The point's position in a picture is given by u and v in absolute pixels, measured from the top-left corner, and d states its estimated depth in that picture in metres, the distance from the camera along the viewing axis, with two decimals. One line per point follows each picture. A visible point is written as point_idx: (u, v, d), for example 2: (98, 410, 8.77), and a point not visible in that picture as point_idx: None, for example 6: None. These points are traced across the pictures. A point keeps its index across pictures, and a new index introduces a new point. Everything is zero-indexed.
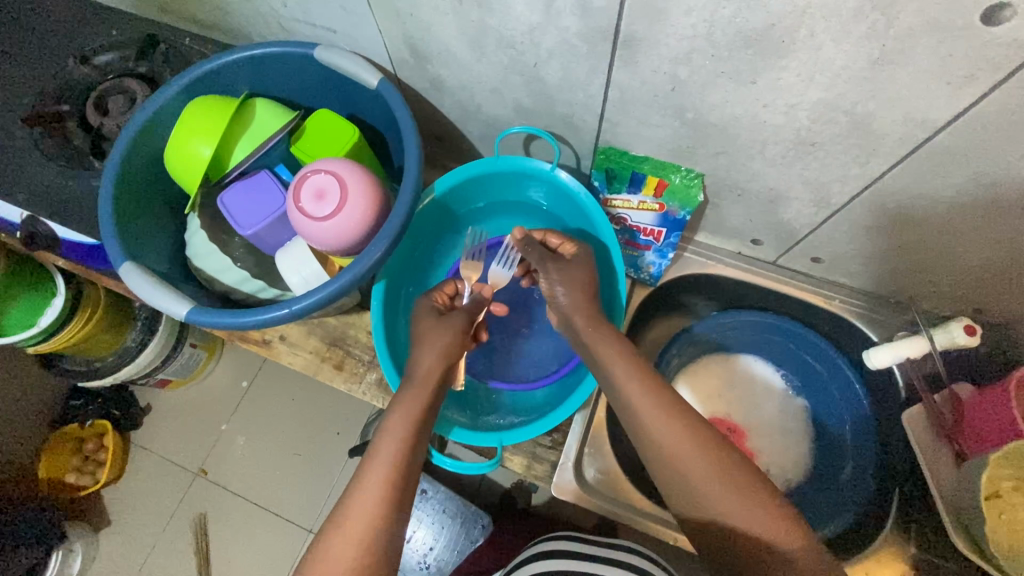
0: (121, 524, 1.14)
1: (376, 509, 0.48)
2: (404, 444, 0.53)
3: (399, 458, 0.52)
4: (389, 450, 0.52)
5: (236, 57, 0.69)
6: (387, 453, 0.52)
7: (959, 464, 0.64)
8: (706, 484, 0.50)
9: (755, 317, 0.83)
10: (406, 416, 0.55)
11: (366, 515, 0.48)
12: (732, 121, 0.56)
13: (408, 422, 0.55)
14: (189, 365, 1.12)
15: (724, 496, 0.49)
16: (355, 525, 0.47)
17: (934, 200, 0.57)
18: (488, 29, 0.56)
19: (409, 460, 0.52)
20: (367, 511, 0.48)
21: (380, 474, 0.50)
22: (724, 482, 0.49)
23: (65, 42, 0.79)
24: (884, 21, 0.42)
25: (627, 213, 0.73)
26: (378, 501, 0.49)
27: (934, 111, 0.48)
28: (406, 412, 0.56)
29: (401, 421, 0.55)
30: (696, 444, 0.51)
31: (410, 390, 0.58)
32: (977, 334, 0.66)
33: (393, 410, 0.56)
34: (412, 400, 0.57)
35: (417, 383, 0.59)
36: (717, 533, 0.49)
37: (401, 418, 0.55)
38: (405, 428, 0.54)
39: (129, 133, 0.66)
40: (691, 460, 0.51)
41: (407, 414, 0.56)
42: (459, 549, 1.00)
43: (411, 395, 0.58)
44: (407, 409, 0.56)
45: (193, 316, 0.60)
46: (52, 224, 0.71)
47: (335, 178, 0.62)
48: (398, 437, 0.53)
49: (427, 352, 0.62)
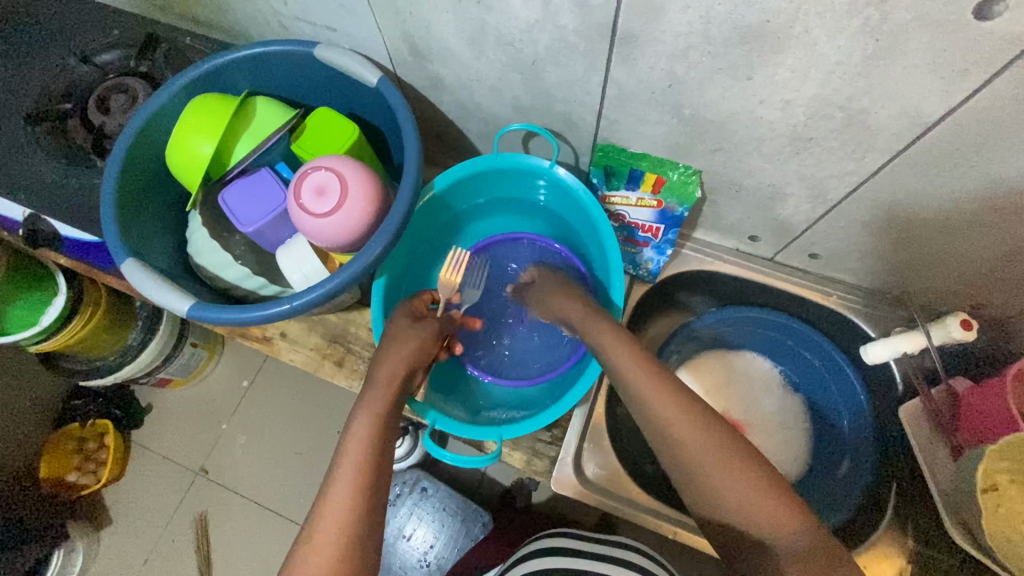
0: (122, 523, 1.15)
1: (349, 513, 0.48)
2: (369, 445, 0.52)
3: (365, 459, 0.51)
4: (355, 452, 0.52)
5: (236, 55, 0.69)
6: (352, 456, 0.52)
7: (957, 458, 0.65)
8: (710, 473, 0.50)
9: (755, 313, 0.83)
10: (369, 420, 0.54)
11: (342, 518, 0.48)
12: (728, 118, 0.57)
13: (370, 423, 0.54)
14: (190, 364, 1.13)
15: (731, 485, 0.49)
16: (330, 531, 0.47)
17: (930, 195, 0.57)
18: (486, 27, 0.56)
19: (376, 460, 0.52)
20: (340, 516, 0.48)
21: (348, 479, 0.50)
22: (726, 472, 0.50)
23: (65, 42, 0.80)
24: (878, 16, 0.42)
25: (625, 210, 0.74)
26: (351, 505, 0.49)
27: (928, 106, 0.48)
28: (368, 412, 0.55)
29: (364, 423, 0.54)
30: (692, 434, 0.52)
31: (371, 390, 0.57)
32: (973, 330, 0.67)
33: (356, 412, 0.55)
34: (374, 400, 0.56)
35: (377, 383, 0.58)
36: (723, 525, 0.50)
37: (363, 419, 0.54)
38: (369, 429, 0.53)
39: (131, 132, 0.67)
40: (695, 451, 0.51)
41: (370, 414, 0.55)
42: (459, 546, 1.00)
43: (373, 395, 0.57)
44: (368, 410, 0.55)
45: (193, 312, 0.61)
46: (54, 223, 0.72)
47: (335, 175, 0.62)
48: (361, 438, 0.53)
49: (389, 353, 0.61)
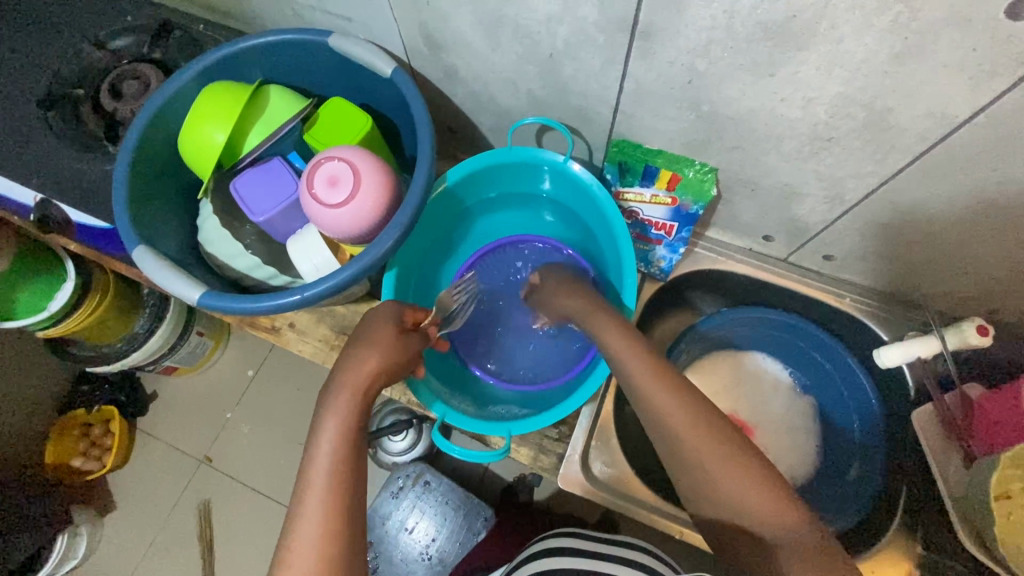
0: (126, 508, 1.15)
1: (322, 535, 0.46)
2: (336, 464, 0.49)
3: (336, 481, 0.49)
4: (322, 471, 0.49)
5: (251, 43, 0.69)
6: (320, 473, 0.49)
7: (970, 464, 0.64)
8: (730, 484, 0.49)
9: (764, 314, 0.82)
10: (337, 430, 0.51)
11: (319, 531, 0.46)
12: (748, 115, 0.56)
13: (338, 436, 0.51)
14: (196, 353, 1.13)
15: (732, 480, 0.49)
16: (302, 554, 0.45)
17: (950, 197, 0.56)
18: (504, 18, 0.56)
19: (350, 475, 0.49)
20: (312, 542, 0.46)
21: (318, 498, 0.48)
22: (746, 481, 0.48)
23: (74, 27, 0.79)
24: (907, 13, 0.41)
25: (639, 207, 0.73)
26: (327, 517, 0.47)
27: (955, 107, 0.47)
28: (333, 426, 0.51)
29: (330, 436, 0.51)
30: (694, 421, 0.51)
31: (332, 399, 0.53)
32: (989, 335, 0.66)
33: (320, 424, 0.51)
34: (338, 412, 0.52)
35: (343, 391, 0.53)
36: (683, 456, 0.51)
37: (329, 434, 0.51)
38: (335, 445, 0.50)
39: (145, 118, 0.67)
40: (716, 462, 0.49)
41: (336, 429, 0.51)
42: (461, 540, 1.00)
43: (335, 408, 0.52)
44: (334, 424, 0.51)
45: (204, 300, 0.61)
46: (64, 207, 0.72)
47: (348, 165, 0.62)
48: (328, 455, 0.50)
49: (356, 358, 0.55)
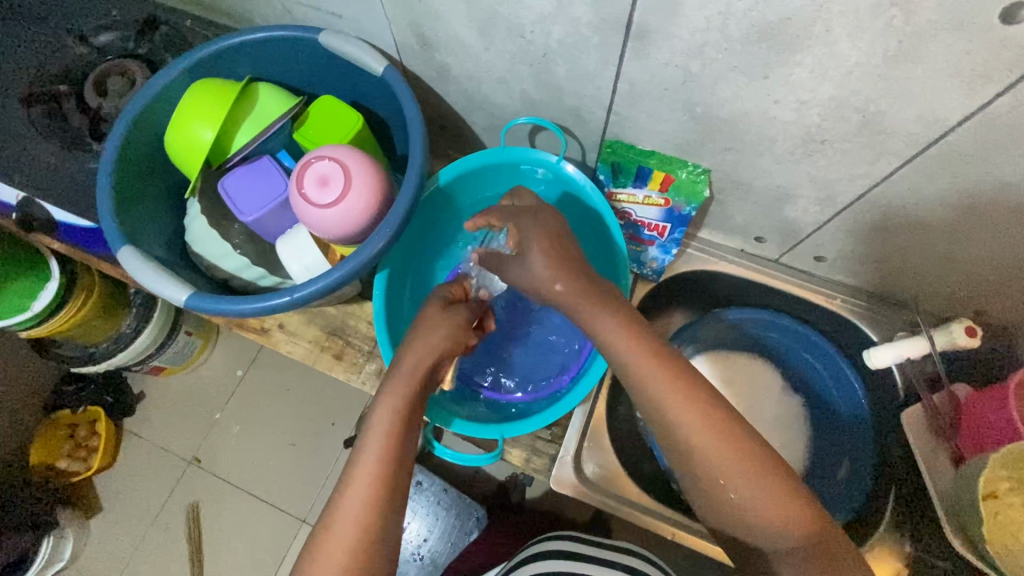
0: (112, 510, 1.14)
1: (363, 518, 0.47)
2: (388, 446, 0.50)
3: (384, 459, 0.49)
4: (375, 447, 0.50)
5: (238, 40, 0.67)
6: (373, 449, 0.50)
7: (958, 464, 0.65)
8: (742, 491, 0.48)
9: (756, 314, 0.83)
10: (393, 408, 0.52)
11: (353, 536, 0.47)
12: (741, 117, 0.56)
13: (395, 415, 0.51)
14: (185, 353, 1.11)
15: (743, 490, 0.48)
16: (341, 534, 0.47)
17: (942, 201, 0.57)
18: (498, 17, 0.55)
19: (397, 460, 0.50)
20: (354, 520, 0.47)
21: (366, 474, 0.49)
22: (756, 484, 0.48)
23: (57, 21, 0.77)
24: (901, 17, 0.41)
25: (631, 208, 0.73)
26: (367, 505, 0.48)
27: (947, 110, 0.47)
28: (392, 403, 0.52)
29: (387, 412, 0.52)
30: (698, 420, 0.50)
31: (394, 380, 0.54)
32: (977, 336, 0.67)
33: (379, 400, 0.52)
34: (398, 391, 0.53)
35: (404, 372, 0.54)
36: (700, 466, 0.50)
37: (384, 413, 0.51)
38: (390, 429, 0.51)
39: (129, 116, 0.65)
40: (726, 469, 0.49)
41: (395, 404, 0.52)
42: (452, 540, 1.00)
43: (397, 386, 0.53)
44: (392, 401, 0.52)
45: (192, 302, 0.60)
46: (50, 208, 0.70)
47: (338, 165, 0.61)
48: (383, 432, 0.51)
49: (424, 338, 0.56)
